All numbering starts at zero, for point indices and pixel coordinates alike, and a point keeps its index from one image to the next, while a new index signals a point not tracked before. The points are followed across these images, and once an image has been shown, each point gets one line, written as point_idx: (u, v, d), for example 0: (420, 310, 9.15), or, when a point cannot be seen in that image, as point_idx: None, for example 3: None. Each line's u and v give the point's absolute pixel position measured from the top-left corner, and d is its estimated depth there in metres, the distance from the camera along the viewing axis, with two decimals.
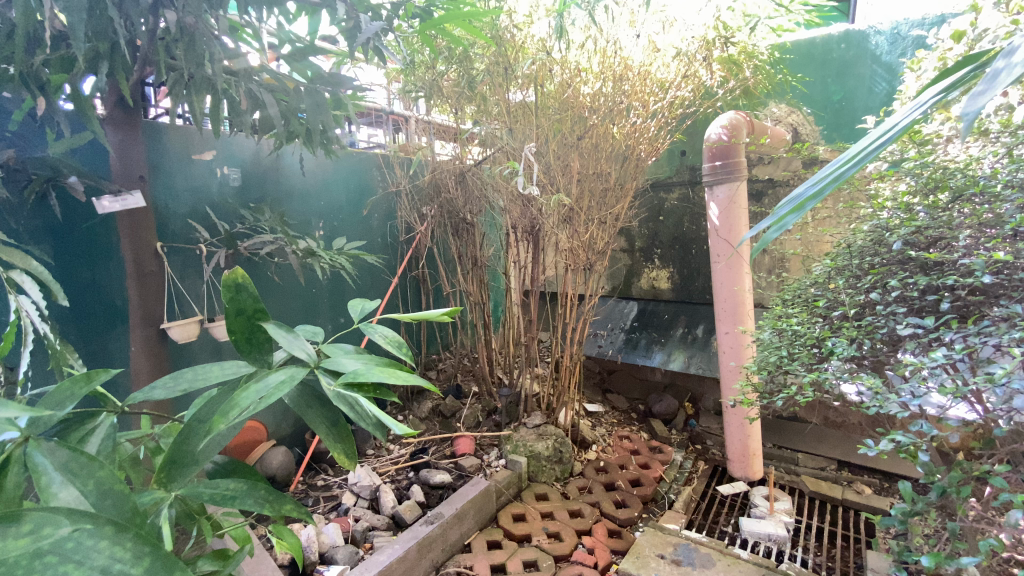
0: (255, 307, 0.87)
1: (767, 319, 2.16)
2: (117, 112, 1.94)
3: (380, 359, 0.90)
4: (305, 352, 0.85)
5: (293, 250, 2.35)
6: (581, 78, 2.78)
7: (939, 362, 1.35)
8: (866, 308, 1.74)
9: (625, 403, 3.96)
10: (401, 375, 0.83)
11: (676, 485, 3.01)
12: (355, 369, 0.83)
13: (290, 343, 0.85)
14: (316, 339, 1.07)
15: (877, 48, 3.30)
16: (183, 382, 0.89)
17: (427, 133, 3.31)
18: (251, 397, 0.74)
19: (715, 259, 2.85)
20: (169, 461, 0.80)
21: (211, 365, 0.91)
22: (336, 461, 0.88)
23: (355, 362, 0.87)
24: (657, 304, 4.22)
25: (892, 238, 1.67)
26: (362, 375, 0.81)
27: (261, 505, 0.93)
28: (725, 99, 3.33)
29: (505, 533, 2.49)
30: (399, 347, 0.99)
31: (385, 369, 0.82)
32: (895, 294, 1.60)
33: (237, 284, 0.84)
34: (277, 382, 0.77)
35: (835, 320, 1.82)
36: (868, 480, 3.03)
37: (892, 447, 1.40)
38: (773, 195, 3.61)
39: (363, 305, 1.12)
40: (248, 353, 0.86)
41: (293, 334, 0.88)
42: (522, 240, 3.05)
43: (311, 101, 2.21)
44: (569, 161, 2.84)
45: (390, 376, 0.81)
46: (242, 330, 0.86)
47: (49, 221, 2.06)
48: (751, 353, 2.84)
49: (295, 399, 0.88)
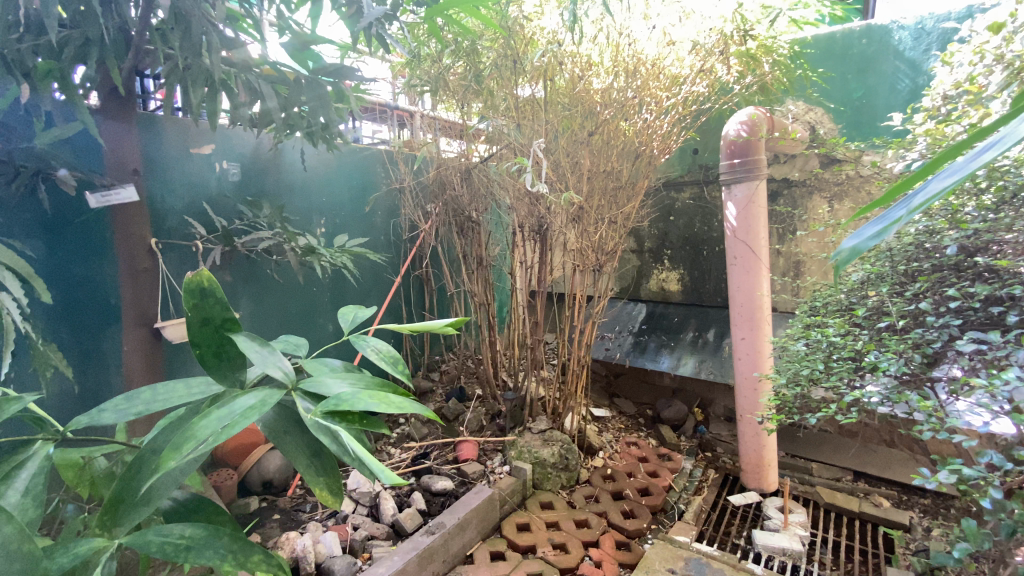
0: (224, 317, 0.78)
1: (800, 327, 2.06)
2: (110, 103, 1.84)
3: (369, 380, 0.82)
4: (281, 373, 0.77)
5: (292, 248, 2.27)
6: (592, 72, 2.68)
7: (1012, 383, 1.22)
8: (913, 320, 1.63)
9: (632, 408, 3.85)
10: (392, 401, 0.74)
11: (685, 495, 2.92)
12: (338, 394, 0.75)
13: (260, 360, 0.77)
14: (299, 352, 1.00)
15: (900, 43, 3.18)
16: (138, 403, 0.81)
17: (433, 128, 3.22)
18: (212, 427, 0.65)
19: (731, 261, 2.75)
20: (116, 499, 0.73)
21: (172, 385, 0.82)
22: (317, 497, 0.78)
23: (342, 384, 0.78)
24: (666, 306, 4.12)
25: (944, 242, 1.57)
26: (347, 402, 0.72)
27: (222, 560, 0.76)
28: (742, 95, 3.22)
29: (509, 544, 2.40)
30: (394, 364, 0.92)
31: (374, 394, 0.73)
32: (952, 306, 1.49)
33: (202, 289, 0.77)
34: (243, 410, 0.68)
35: (881, 332, 1.70)
36: (886, 492, 2.92)
37: (954, 480, 1.33)
38: (789, 195, 3.52)
39: (354, 316, 1.04)
40: (213, 369, 0.80)
41: (268, 350, 0.80)
42: (529, 239, 2.96)
43: (312, 93, 2.16)
44: (578, 158, 2.75)
45: (379, 403, 0.72)
46: (208, 344, 0.79)
47: (40, 216, 1.98)
48: (769, 361, 2.72)
49: (271, 423, 0.79)
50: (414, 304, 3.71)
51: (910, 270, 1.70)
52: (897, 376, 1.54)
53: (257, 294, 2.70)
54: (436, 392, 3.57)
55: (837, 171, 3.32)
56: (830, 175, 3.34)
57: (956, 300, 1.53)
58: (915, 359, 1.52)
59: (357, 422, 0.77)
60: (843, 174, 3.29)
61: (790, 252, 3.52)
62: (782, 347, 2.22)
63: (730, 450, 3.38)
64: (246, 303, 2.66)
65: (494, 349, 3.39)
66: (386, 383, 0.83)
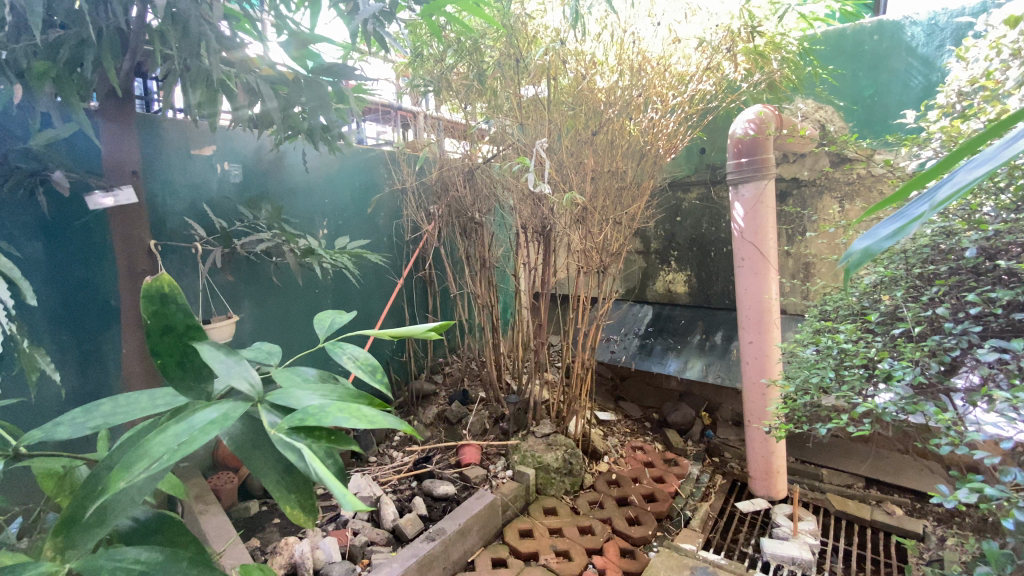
0: (186, 324, 0.71)
1: (812, 333, 1.99)
2: (109, 104, 1.84)
3: (341, 391, 0.76)
4: (247, 385, 0.68)
5: (291, 249, 2.26)
6: (597, 71, 2.64)
7: None
8: (931, 326, 1.57)
9: (638, 412, 3.79)
10: (366, 415, 0.65)
11: (691, 501, 2.87)
12: (306, 408, 0.66)
13: (226, 371, 0.68)
14: (270, 361, 0.92)
15: (912, 39, 3.11)
16: (98, 416, 0.73)
17: (437, 129, 3.16)
18: (168, 444, 0.58)
19: (739, 262, 2.68)
20: (67, 519, 0.62)
21: (137, 396, 0.75)
22: (288, 518, 0.69)
23: (313, 395, 0.72)
24: (673, 308, 4.05)
25: (963, 243, 1.50)
26: (316, 416, 0.64)
27: None
28: (750, 94, 3.16)
29: (511, 550, 2.35)
30: (373, 374, 0.84)
31: (345, 407, 0.65)
32: (972, 312, 1.43)
33: (162, 295, 0.71)
34: (204, 424, 0.61)
35: (897, 339, 1.63)
36: (899, 500, 2.85)
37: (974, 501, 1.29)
38: (798, 195, 3.45)
39: (332, 320, 0.95)
40: (176, 380, 0.71)
41: (233, 358, 0.71)
42: (533, 240, 2.91)
43: (312, 93, 2.16)
44: (582, 158, 2.70)
45: (350, 417, 0.64)
46: (171, 353, 0.71)
47: (40, 217, 1.98)
48: (778, 366, 2.66)
49: (239, 437, 0.70)
50: (417, 306, 3.67)
51: (927, 273, 1.63)
52: (914, 383, 1.48)
53: (260, 296, 2.69)
54: (439, 395, 3.54)
55: (848, 171, 3.25)
56: (840, 174, 3.26)
57: (977, 304, 1.47)
58: (933, 367, 1.46)
59: (325, 439, 0.67)
60: (854, 174, 3.22)
61: (800, 254, 3.45)
62: (792, 351, 2.15)
63: (739, 454, 3.31)
64: (249, 306, 2.65)
65: (497, 351, 3.34)
66: (360, 394, 0.77)
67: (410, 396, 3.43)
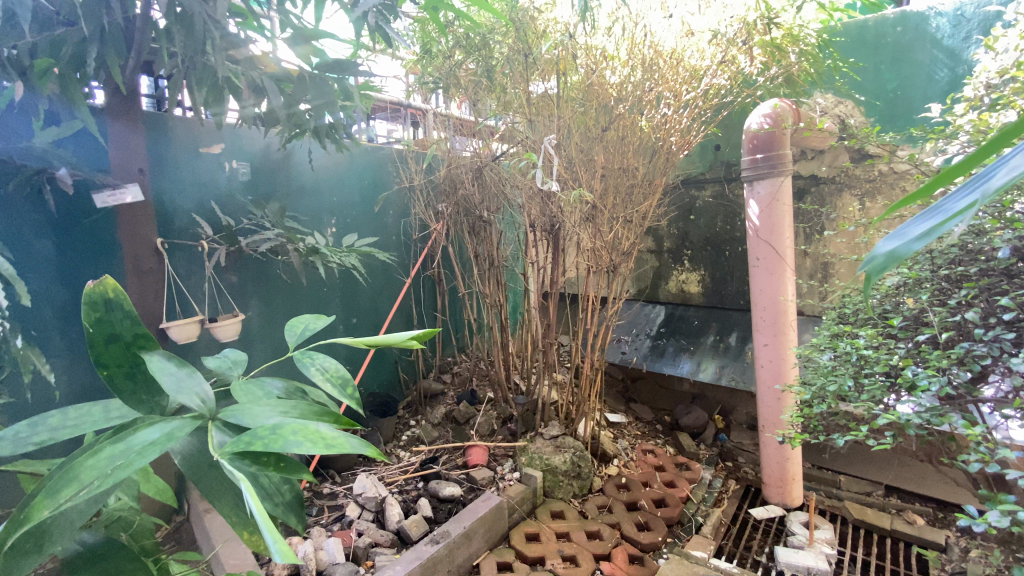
0: (134, 334, 0.76)
1: (828, 339, 1.92)
2: (116, 102, 1.84)
3: (304, 408, 0.76)
4: (197, 401, 0.73)
5: (295, 249, 2.25)
6: (607, 65, 2.59)
7: None
8: (959, 333, 1.49)
9: (650, 414, 3.72)
10: (321, 438, 0.66)
11: (704, 507, 2.79)
12: (257, 431, 0.66)
13: (174, 387, 0.72)
14: (236, 372, 0.92)
15: (937, 31, 2.99)
16: (44, 430, 0.73)
17: (446, 126, 3.15)
18: (104, 468, 0.62)
19: (753, 262, 2.60)
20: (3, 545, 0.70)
21: (89, 407, 0.77)
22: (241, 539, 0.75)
23: (273, 411, 0.72)
24: (686, 308, 3.98)
25: (995, 244, 1.41)
26: (271, 438, 0.64)
27: None
28: (766, 88, 3.06)
29: (516, 554, 2.32)
30: (342, 387, 0.88)
31: (299, 431, 0.65)
32: (1004, 318, 1.35)
33: (107, 303, 0.74)
34: (142, 447, 0.64)
35: (922, 345, 1.56)
36: (921, 509, 2.74)
37: (1003, 524, 1.23)
38: (817, 193, 3.35)
39: (303, 329, 0.99)
40: (126, 393, 0.76)
41: (184, 372, 0.75)
42: (541, 240, 2.87)
43: (317, 91, 2.13)
44: (592, 155, 2.64)
45: (302, 442, 0.63)
46: (119, 365, 0.75)
47: (50, 217, 2.00)
48: (793, 370, 2.57)
49: (190, 458, 0.74)
50: (425, 305, 3.66)
51: (955, 275, 1.55)
52: (939, 395, 1.41)
53: (266, 295, 2.68)
54: (447, 395, 3.53)
55: (869, 167, 3.15)
56: (861, 171, 3.18)
57: (1008, 309, 1.38)
58: (960, 377, 1.39)
59: (273, 466, 0.70)
60: (875, 170, 3.12)
61: (818, 254, 3.36)
62: (806, 356, 2.09)
63: (753, 459, 3.20)
64: (256, 305, 2.65)
65: (506, 351, 3.30)
66: (324, 411, 0.76)
67: (418, 396, 3.44)
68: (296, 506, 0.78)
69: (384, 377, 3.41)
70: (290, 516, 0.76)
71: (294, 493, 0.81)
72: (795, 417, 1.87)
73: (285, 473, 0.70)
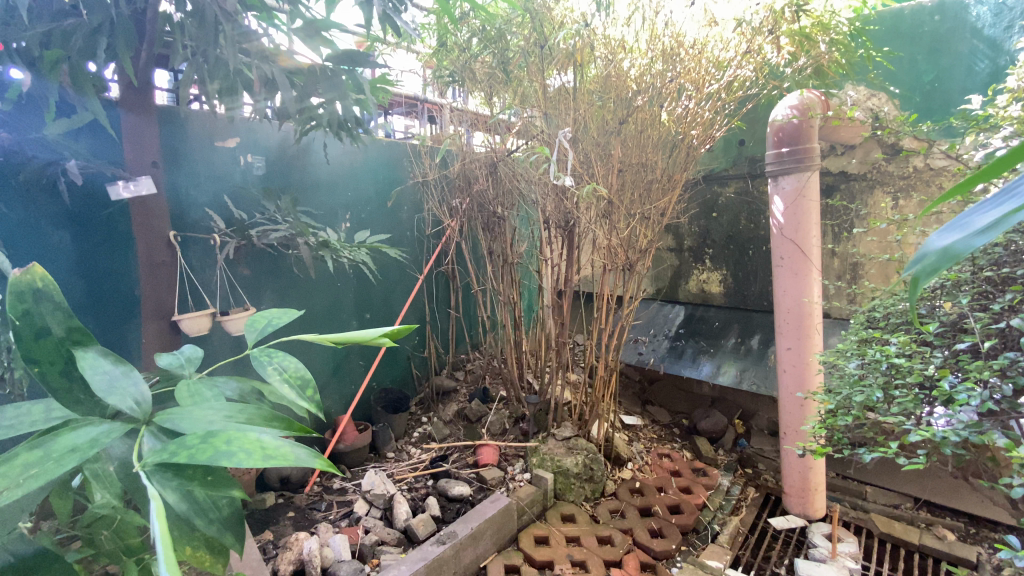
0: (70, 328, 0.69)
1: (857, 346, 1.81)
2: (129, 95, 1.88)
3: (254, 413, 0.67)
4: (131, 404, 0.68)
5: (305, 242, 2.23)
6: (625, 55, 2.52)
7: None
8: (1007, 343, 1.39)
9: (667, 417, 3.61)
10: (260, 445, 0.57)
11: (721, 515, 2.70)
12: (187, 439, 0.59)
13: (105, 388, 0.67)
14: (185, 369, 0.87)
15: (978, 20, 2.83)
16: None
17: (461, 121, 3.09)
18: (15, 476, 0.56)
19: (777, 262, 2.49)
20: None
21: (28, 406, 0.70)
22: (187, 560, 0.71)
23: (214, 414, 0.65)
24: (707, 309, 3.86)
25: None
26: (199, 448, 0.56)
27: None
28: (793, 81, 2.90)
29: (525, 558, 2.27)
30: (301, 389, 0.81)
31: (233, 438, 0.57)
32: None
33: (37, 292, 0.67)
34: (64, 453, 0.59)
35: (961, 354, 1.45)
36: (951, 523, 2.60)
37: None
38: (846, 190, 3.20)
39: (266, 322, 0.89)
40: (62, 393, 0.69)
41: (119, 371, 0.70)
42: (556, 237, 2.80)
43: (329, 84, 2.08)
44: (609, 149, 2.56)
45: (234, 452, 0.55)
46: (53, 360, 0.68)
47: (67, 209, 2.05)
48: (818, 376, 2.45)
49: (126, 465, 0.71)
50: (438, 302, 3.64)
51: (998, 277, 1.45)
52: (980, 410, 1.28)
53: (281, 289, 2.70)
54: (460, 392, 3.50)
55: (903, 164, 3.00)
56: (895, 168, 3.03)
57: None
58: (1005, 389, 1.28)
59: (197, 480, 0.62)
60: (909, 167, 2.98)
61: (846, 254, 3.22)
62: (835, 363, 1.96)
63: (773, 467, 3.10)
64: (270, 299, 2.65)
65: (519, 349, 3.26)
66: (276, 416, 0.68)
67: (430, 393, 3.42)
68: (235, 524, 0.69)
69: (396, 373, 3.38)
70: (227, 535, 0.68)
71: (234, 509, 0.70)
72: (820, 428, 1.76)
73: (215, 488, 0.63)
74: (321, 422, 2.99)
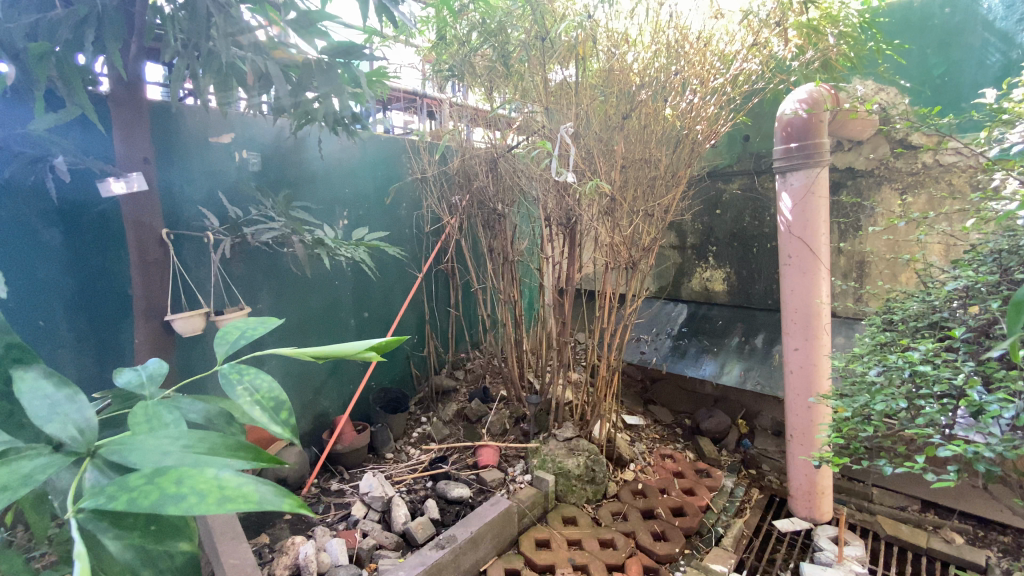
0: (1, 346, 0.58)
1: (884, 354, 1.74)
2: (120, 89, 1.82)
3: (218, 440, 0.56)
4: (72, 432, 0.57)
5: (300, 240, 2.17)
6: (628, 47, 2.46)
7: None
8: None
9: (669, 417, 3.56)
10: (217, 485, 0.46)
11: (724, 517, 2.65)
12: (130, 479, 0.48)
13: (45, 415, 0.58)
14: (144, 390, 0.74)
15: (989, 13, 2.76)
16: None
17: (461, 117, 3.03)
18: None
19: (785, 260, 2.43)
20: None
21: None
22: None
23: (171, 443, 0.54)
24: (710, 308, 3.83)
25: None
26: (141, 494, 0.46)
27: None
28: (800, 74, 2.85)
29: (526, 562, 2.22)
30: (274, 413, 0.69)
31: (182, 479, 0.46)
32: None
33: None
34: None
35: (990, 366, 1.39)
36: (959, 526, 2.56)
37: None
38: (852, 186, 3.14)
39: (241, 333, 0.78)
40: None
41: (62, 395, 0.60)
42: (558, 234, 2.74)
43: (324, 78, 2.01)
44: (612, 145, 2.50)
45: (183, 497, 0.45)
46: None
47: (58, 207, 2.00)
48: (826, 377, 2.40)
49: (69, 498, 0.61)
50: (438, 300, 3.59)
51: None
52: (1013, 422, 1.23)
53: (277, 288, 2.65)
54: (460, 392, 3.45)
55: (911, 160, 2.95)
56: (903, 164, 2.97)
57: None
58: None
59: (138, 532, 0.54)
60: (918, 163, 2.92)
61: (852, 251, 3.18)
62: (850, 368, 1.93)
63: (778, 468, 3.06)
64: (266, 298, 2.61)
65: (519, 349, 3.21)
66: (241, 445, 0.57)
67: (429, 393, 3.38)
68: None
69: (395, 373, 3.34)
70: None
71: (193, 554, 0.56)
72: (835, 434, 1.70)
73: (158, 539, 0.54)
74: (319, 423, 2.95)
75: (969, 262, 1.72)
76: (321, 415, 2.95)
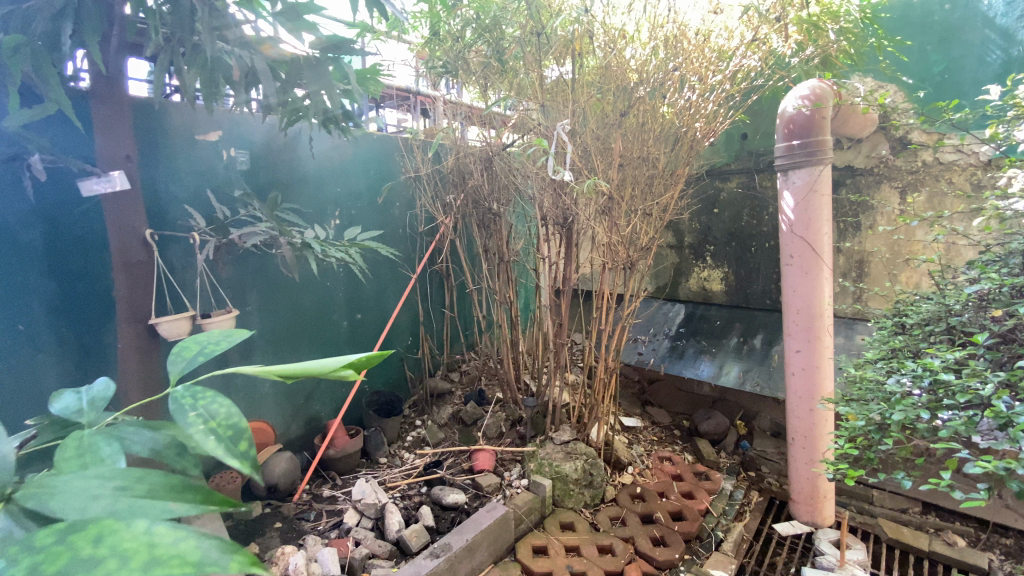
0: None
1: (900, 364, 1.68)
2: (101, 84, 1.76)
3: (157, 481, 0.50)
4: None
5: (287, 242, 2.05)
6: (625, 43, 2.41)
7: None
8: None
9: (667, 418, 3.51)
10: (142, 544, 0.39)
11: (724, 521, 2.61)
12: (41, 536, 0.42)
13: None
14: (83, 418, 0.66)
15: (989, 9, 2.74)
16: None
17: (455, 115, 2.98)
18: None
19: (787, 260, 2.39)
20: None
21: None
22: None
23: (102, 486, 0.49)
24: (707, 308, 3.80)
25: None
26: (52, 559, 0.39)
27: None
28: (799, 71, 2.81)
29: (523, 570, 2.17)
30: (231, 446, 0.57)
31: (100, 540, 0.40)
32: None
33: None
34: None
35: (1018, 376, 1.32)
36: (961, 529, 2.52)
37: None
38: (852, 185, 3.12)
39: (198, 350, 0.71)
40: None
41: None
42: (555, 234, 2.68)
43: (313, 73, 1.93)
44: (609, 143, 2.46)
45: (99, 563, 0.38)
46: None
47: (38, 207, 1.93)
48: (829, 379, 2.36)
49: None
50: (432, 301, 3.53)
51: None
52: None
53: (266, 290, 2.60)
54: (455, 394, 3.40)
55: (911, 158, 2.92)
56: (902, 162, 2.94)
57: None
58: None
59: None
60: (917, 161, 2.90)
61: (851, 250, 3.15)
62: (859, 378, 1.88)
63: (777, 470, 3.02)
64: (255, 300, 2.56)
65: (515, 350, 3.17)
66: (188, 487, 0.51)
67: (424, 396, 3.32)
68: None
69: (389, 376, 3.28)
70: None
71: None
72: (845, 441, 1.65)
73: None
74: (311, 428, 2.89)
75: (986, 263, 1.66)
76: (313, 419, 2.89)
